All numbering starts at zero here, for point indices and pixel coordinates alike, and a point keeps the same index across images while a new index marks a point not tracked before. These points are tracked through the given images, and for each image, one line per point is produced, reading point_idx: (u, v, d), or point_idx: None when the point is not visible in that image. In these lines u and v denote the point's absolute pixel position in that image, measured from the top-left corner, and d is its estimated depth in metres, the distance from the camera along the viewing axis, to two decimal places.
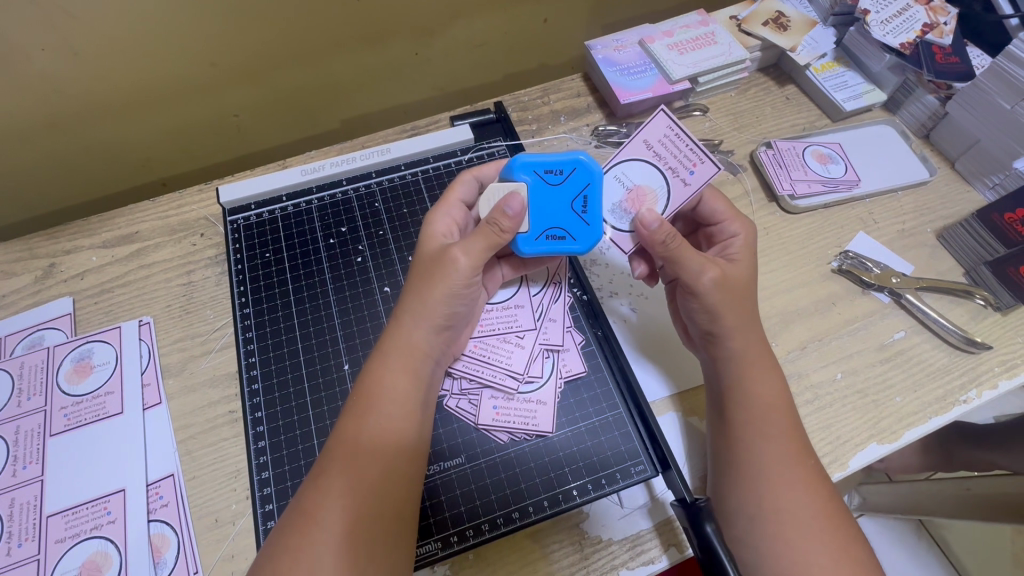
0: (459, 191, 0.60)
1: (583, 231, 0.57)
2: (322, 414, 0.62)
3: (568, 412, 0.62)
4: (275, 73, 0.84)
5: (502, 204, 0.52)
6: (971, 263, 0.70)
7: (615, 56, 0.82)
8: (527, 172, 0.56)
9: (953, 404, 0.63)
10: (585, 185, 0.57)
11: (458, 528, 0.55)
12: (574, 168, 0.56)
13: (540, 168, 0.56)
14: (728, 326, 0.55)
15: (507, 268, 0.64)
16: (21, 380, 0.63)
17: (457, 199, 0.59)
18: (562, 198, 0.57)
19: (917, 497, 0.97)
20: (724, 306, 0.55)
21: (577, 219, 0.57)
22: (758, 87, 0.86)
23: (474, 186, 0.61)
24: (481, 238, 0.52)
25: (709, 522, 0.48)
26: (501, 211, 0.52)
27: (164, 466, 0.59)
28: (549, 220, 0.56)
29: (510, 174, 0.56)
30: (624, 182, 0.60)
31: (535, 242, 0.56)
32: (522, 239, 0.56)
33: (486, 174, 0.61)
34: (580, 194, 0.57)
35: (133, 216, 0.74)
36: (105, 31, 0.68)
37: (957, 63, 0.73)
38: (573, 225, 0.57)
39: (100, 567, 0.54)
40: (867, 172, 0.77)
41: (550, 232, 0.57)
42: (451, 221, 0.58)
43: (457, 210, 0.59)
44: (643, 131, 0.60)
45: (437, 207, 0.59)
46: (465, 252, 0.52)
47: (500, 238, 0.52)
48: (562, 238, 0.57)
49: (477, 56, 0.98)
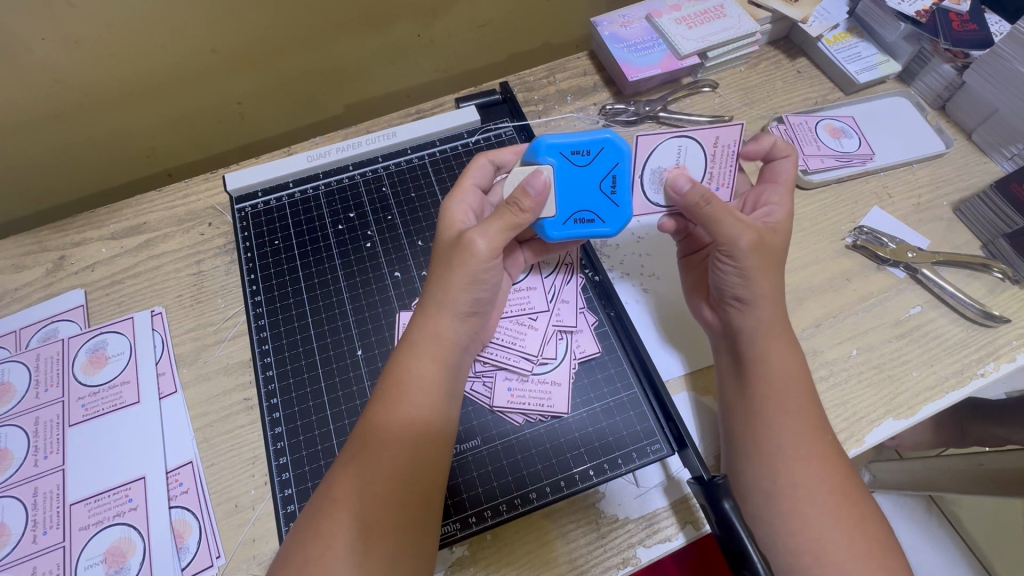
0: (474, 176, 0.59)
1: (612, 213, 0.57)
2: (338, 400, 0.62)
3: (583, 393, 0.61)
4: (277, 58, 0.83)
5: (525, 184, 0.52)
6: (989, 236, 0.69)
7: (623, 32, 0.80)
8: (552, 155, 0.55)
9: (970, 378, 0.63)
10: (613, 165, 0.56)
11: (476, 509, 0.56)
12: (602, 147, 0.56)
13: (566, 150, 0.55)
14: (757, 292, 0.54)
15: (529, 253, 0.64)
16: (37, 372, 0.64)
17: (473, 184, 0.59)
18: (590, 179, 0.56)
19: (929, 472, 0.96)
20: (750, 281, 0.54)
21: (605, 201, 0.56)
22: (769, 60, 0.84)
23: (489, 170, 0.61)
24: (500, 220, 0.52)
25: (727, 498, 0.48)
26: (523, 192, 0.51)
27: (183, 454, 0.60)
28: (577, 203, 0.56)
29: (535, 157, 0.56)
30: (675, 155, 0.59)
31: (564, 226, 0.56)
32: (550, 224, 0.56)
33: (502, 158, 0.62)
34: (609, 174, 0.56)
35: (141, 207, 0.74)
36: (104, 19, 0.67)
37: (976, 30, 0.71)
38: (603, 208, 0.57)
39: (124, 553, 0.55)
40: (883, 145, 0.76)
41: (578, 215, 0.56)
42: (468, 206, 0.57)
43: (473, 196, 0.58)
44: (725, 127, 0.58)
45: (453, 193, 0.58)
46: (482, 236, 0.51)
47: (518, 219, 0.52)
48: (591, 221, 0.57)
49: (481, 36, 0.96)
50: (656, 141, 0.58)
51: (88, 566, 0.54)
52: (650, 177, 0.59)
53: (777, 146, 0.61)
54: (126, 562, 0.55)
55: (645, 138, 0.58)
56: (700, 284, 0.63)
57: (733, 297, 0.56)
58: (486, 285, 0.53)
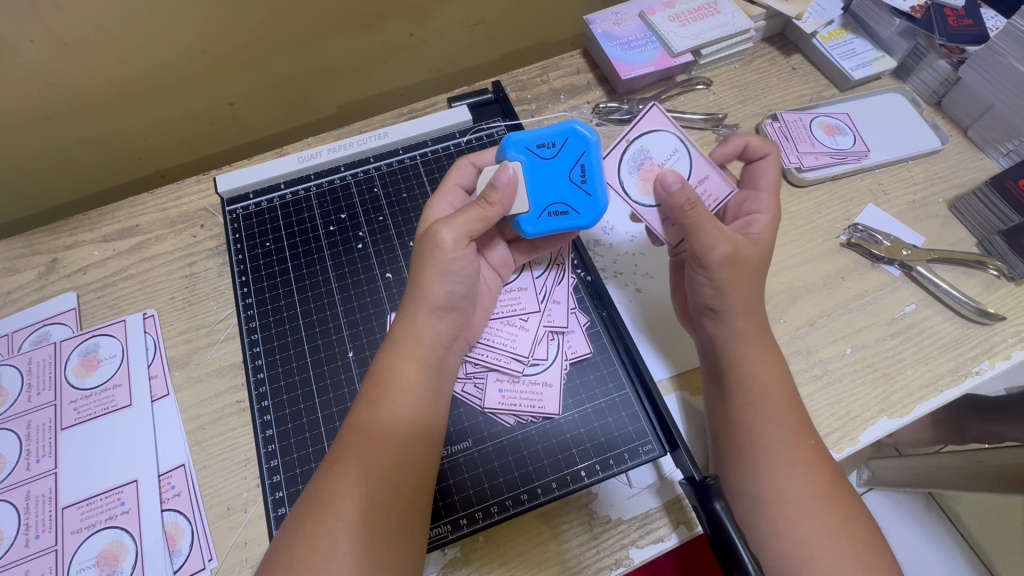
0: (456, 176, 0.60)
1: (585, 203, 0.56)
2: (329, 402, 0.62)
3: (574, 394, 0.61)
4: (268, 59, 0.82)
5: (492, 178, 0.52)
6: (983, 233, 0.69)
7: (616, 30, 0.80)
8: (519, 151, 0.55)
9: (965, 376, 0.62)
10: (580, 154, 0.56)
11: (468, 511, 0.56)
12: (567, 138, 0.56)
13: (532, 145, 0.56)
14: (735, 300, 0.54)
15: (514, 250, 0.64)
16: (29, 376, 0.64)
17: (455, 184, 0.59)
18: (559, 172, 0.56)
19: (928, 470, 0.95)
20: (729, 289, 0.54)
21: (578, 192, 0.56)
22: (763, 57, 0.84)
23: (473, 171, 0.60)
24: (469, 213, 0.52)
25: (718, 499, 0.48)
26: (491, 185, 0.52)
27: (175, 457, 0.60)
28: (550, 197, 0.56)
29: (503, 155, 0.56)
30: (667, 155, 0.58)
31: (538, 220, 0.56)
32: (525, 219, 0.55)
33: (485, 159, 0.61)
34: (577, 164, 0.56)
35: (133, 209, 0.74)
36: (94, 21, 0.66)
37: (971, 25, 0.71)
38: (575, 199, 0.56)
39: (117, 556, 0.55)
40: (877, 142, 0.75)
41: (552, 209, 0.56)
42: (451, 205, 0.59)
43: (455, 196, 0.59)
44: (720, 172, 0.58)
45: (436, 194, 0.60)
46: (448, 227, 0.51)
47: (487, 212, 0.52)
48: (565, 213, 0.56)
49: (474, 35, 0.96)
50: (666, 127, 0.58)
51: (81, 569, 0.55)
52: (626, 149, 0.59)
53: (750, 146, 0.60)
54: (119, 565, 0.55)
55: (660, 112, 0.58)
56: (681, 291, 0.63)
57: (706, 305, 0.56)
58: (456, 276, 0.53)
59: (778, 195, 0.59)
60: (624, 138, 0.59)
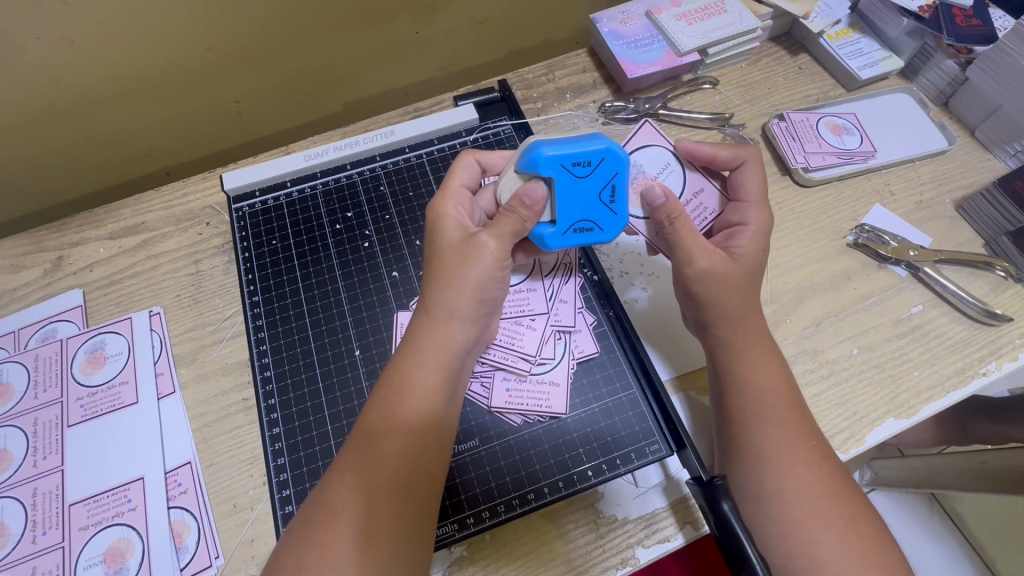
0: (460, 177, 0.59)
1: (610, 221, 0.56)
2: (336, 400, 0.62)
3: (582, 393, 0.61)
4: (274, 56, 0.82)
5: (522, 193, 0.52)
6: (991, 234, 0.69)
7: (622, 28, 0.80)
8: (552, 168, 0.53)
9: (972, 377, 0.62)
10: (614, 174, 0.54)
11: (475, 510, 0.56)
12: (603, 158, 0.53)
13: (567, 162, 0.52)
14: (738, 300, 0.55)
15: (522, 256, 0.62)
16: (35, 373, 0.64)
17: (460, 185, 0.59)
18: (590, 191, 0.54)
19: (931, 471, 0.95)
20: (729, 292, 0.54)
21: (604, 210, 0.55)
22: (769, 57, 0.83)
23: (475, 170, 0.61)
24: (502, 219, 0.52)
25: (726, 500, 0.48)
26: (520, 201, 0.52)
27: (182, 454, 0.60)
28: (576, 214, 0.55)
29: (533, 169, 0.53)
30: (660, 167, 0.65)
31: (563, 236, 0.56)
32: (549, 235, 0.55)
33: (489, 160, 0.62)
34: (609, 184, 0.54)
35: (139, 206, 0.74)
36: (100, 17, 0.66)
37: (979, 25, 0.71)
38: (601, 217, 0.55)
39: (124, 553, 0.55)
40: (884, 142, 0.75)
41: (578, 225, 0.56)
42: (462, 206, 0.57)
43: (464, 196, 0.58)
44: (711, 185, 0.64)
45: (442, 194, 0.57)
46: (492, 234, 0.52)
47: (523, 223, 0.52)
48: (589, 230, 0.56)
49: (479, 33, 0.96)
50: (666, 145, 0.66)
51: (88, 566, 0.55)
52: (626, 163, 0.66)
53: (720, 158, 0.61)
54: (126, 562, 0.55)
55: (651, 131, 0.66)
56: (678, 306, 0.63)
57: (694, 315, 0.57)
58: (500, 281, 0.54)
59: (767, 207, 0.58)
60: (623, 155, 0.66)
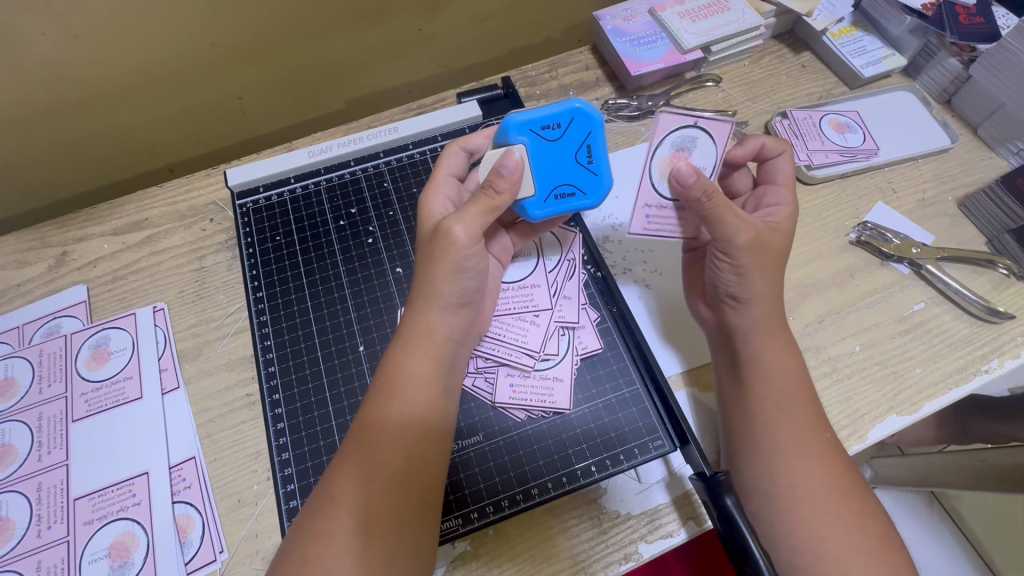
0: (447, 165, 0.59)
1: (592, 183, 0.56)
2: (340, 396, 0.62)
3: (585, 389, 0.61)
4: (278, 52, 0.82)
5: (498, 166, 0.52)
6: (994, 232, 0.69)
7: (625, 26, 0.80)
8: (522, 133, 0.54)
9: (974, 374, 0.62)
10: (587, 134, 0.55)
11: (478, 505, 0.56)
12: (572, 118, 0.54)
13: (536, 126, 0.54)
14: (744, 296, 0.54)
15: (514, 235, 0.64)
16: (40, 368, 0.64)
17: (446, 174, 0.59)
18: (565, 153, 0.55)
19: (932, 468, 0.96)
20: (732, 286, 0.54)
21: (583, 172, 0.56)
22: (773, 55, 0.83)
23: (462, 156, 0.61)
24: (476, 205, 0.52)
25: (729, 495, 0.48)
26: (497, 173, 0.52)
27: (186, 449, 0.60)
28: (555, 179, 0.56)
29: (505, 138, 0.55)
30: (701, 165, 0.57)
31: (545, 204, 0.56)
32: (531, 204, 0.56)
33: (474, 145, 0.62)
34: (583, 144, 0.55)
35: (142, 202, 0.74)
36: (105, 13, 0.66)
37: (982, 23, 0.71)
38: (582, 179, 0.56)
39: (128, 547, 0.55)
40: (886, 140, 0.75)
41: (559, 191, 0.56)
42: (446, 197, 0.58)
43: (449, 185, 0.59)
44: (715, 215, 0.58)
45: (428, 187, 0.58)
46: (459, 223, 0.51)
47: (495, 202, 0.52)
48: (572, 195, 0.56)
49: (482, 30, 0.96)
50: (719, 143, 0.56)
51: (93, 560, 0.55)
52: (667, 140, 0.56)
53: (766, 146, 0.60)
54: (130, 556, 0.55)
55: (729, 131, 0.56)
56: (697, 284, 0.62)
57: (728, 294, 0.55)
58: (469, 271, 0.53)
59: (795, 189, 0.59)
60: (667, 128, 0.56)
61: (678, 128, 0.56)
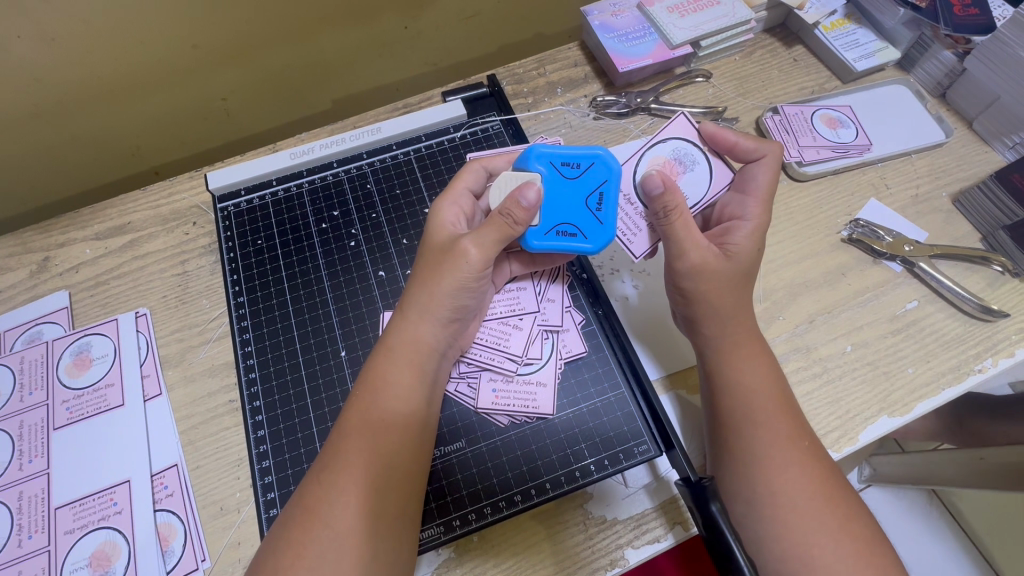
0: (467, 180, 0.58)
1: (595, 230, 0.55)
2: (321, 402, 0.61)
3: (569, 393, 0.61)
4: (262, 52, 0.81)
5: (517, 194, 0.51)
6: (988, 229, 0.67)
7: (613, 21, 0.78)
8: (542, 163, 0.55)
9: (967, 374, 0.61)
10: (601, 182, 0.56)
11: (461, 512, 0.55)
12: (594, 163, 0.56)
13: (557, 160, 0.56)
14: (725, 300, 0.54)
15: (516, 264, 0.62)
16: (21, 376, 0.63)
17: (465, 188, 0.58)
18: (577, 194, 0.55)
19: (929, 467, 0.94)
20: (710, 290, 0.53)
21: (590, 217, 0.55)
22: (764, 49, 0.82)
23: (483, 175, 0.59)
24: (493, 228, 0.51)
25: (715, 501, 0.47)
26: (515, 202, 0.50)
27: (168, 457, 0.59)
28: (560, 216, 0.55)
29: (525, 164, 0.56)
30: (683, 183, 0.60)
31: (546, 236, 0.55)
32: (532, 233, 0.54)
33: (496, 165, 0.60)
34: (595, 191, 0.56)
35: (125, 207, 0.73)
36: (82, 16, 0.65)
37: (977, 14, 0.70)
38: (586, 223, 0.55)
39: (109, 557, 0.55)
40: (879, 135, 0.74)
41: (561, 228, 0.55)
42: (459, 210, 0.56)
43: (466, 200, 0.57)
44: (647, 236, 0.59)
45: (444, 196, 0.57)
46: (476, 244, 0.51)
47: (511, 229, 0.51)
48: (573, 235, 0.55)
49: (470, 27, 0.94)
50: (713, 183, 0.60)
51: (74, 569, 0.54)
52: (671, 143, 0.60)
53: (742, 146, 0.57)
54: (111, 566, 0.55)
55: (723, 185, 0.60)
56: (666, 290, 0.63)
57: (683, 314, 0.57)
58: (473, 290, 0.53)
59: (770, 200, 0.57)
60: (678, 133, 0.60)
61: (688, 141, 0.60)
